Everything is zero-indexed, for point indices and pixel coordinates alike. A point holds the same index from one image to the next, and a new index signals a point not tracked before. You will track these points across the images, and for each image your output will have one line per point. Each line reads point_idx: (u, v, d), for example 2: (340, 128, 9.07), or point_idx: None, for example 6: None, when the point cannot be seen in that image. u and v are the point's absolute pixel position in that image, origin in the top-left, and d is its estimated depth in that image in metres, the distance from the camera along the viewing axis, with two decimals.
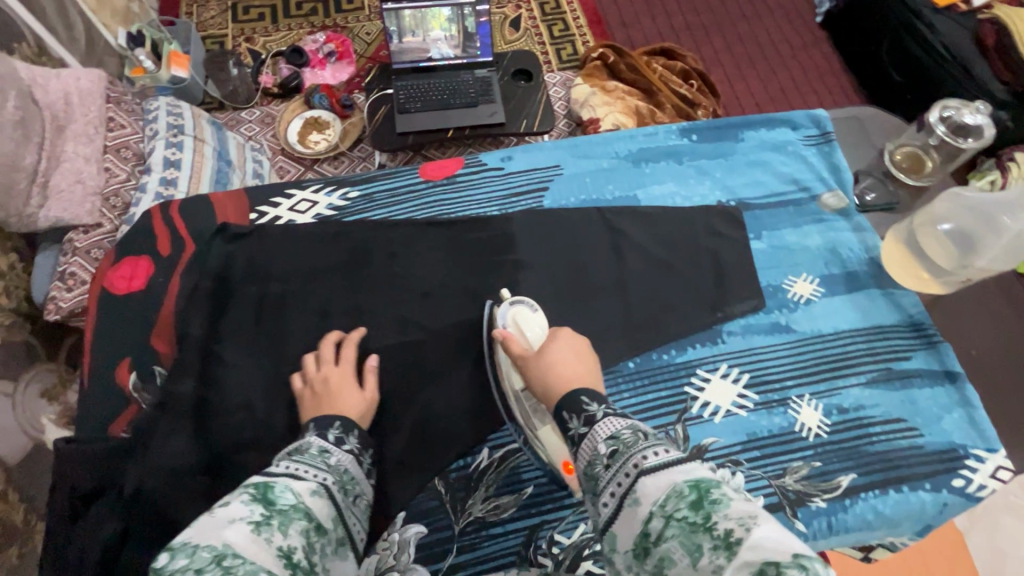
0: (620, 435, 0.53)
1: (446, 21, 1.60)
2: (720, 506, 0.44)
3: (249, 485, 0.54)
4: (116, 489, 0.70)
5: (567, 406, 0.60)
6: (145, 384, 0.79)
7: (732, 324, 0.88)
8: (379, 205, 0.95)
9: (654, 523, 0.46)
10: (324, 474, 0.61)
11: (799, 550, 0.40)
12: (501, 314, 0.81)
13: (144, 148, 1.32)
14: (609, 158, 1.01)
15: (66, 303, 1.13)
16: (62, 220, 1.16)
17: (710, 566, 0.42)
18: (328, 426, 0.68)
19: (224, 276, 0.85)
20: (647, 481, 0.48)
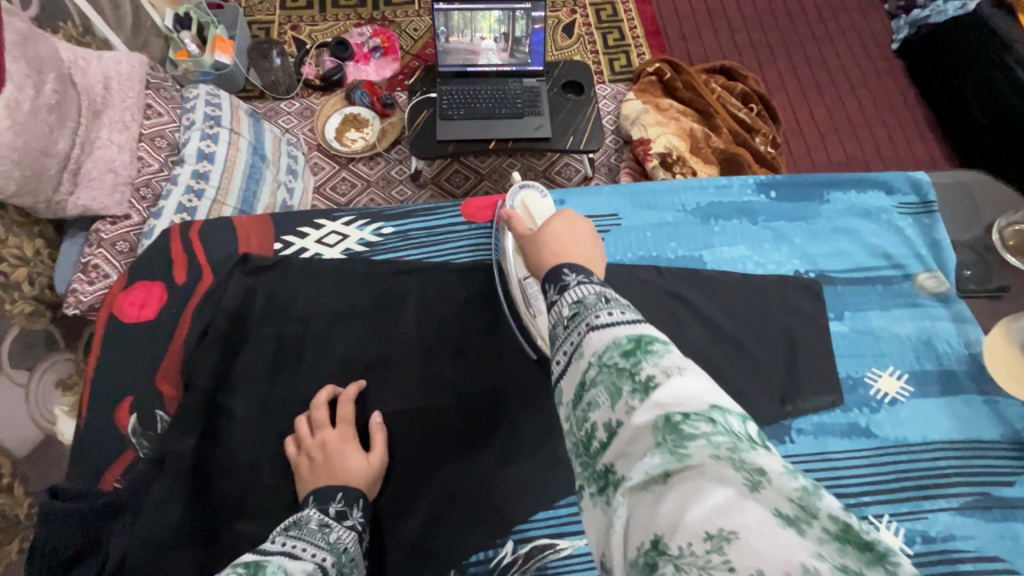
0: (582, 297, 0.45)
1: (496, 22, 1.51)
2: (654, 356, 0.38)
3: (238, 564, 0.45)
4: (101, 554, 0.64)
5: (548, 275, 0.51)
6: (146, 430, 0.72)
7: (802, 421, 0.77)
8: (415, 245, 0.86)
9: (588, 372, 0.40)
10: (323, 553, 0.53)
11: (718, 401, 0.35)
12: (510, 196, 0.83)
13: (180, 138, 1.26)
14: (673, 211, 0.90)
15: (83, 296, 1.06)
16: (88, 210, 1.09)
17: (624, 410, 0.37)
18: (329, 497, 0.62)
19: (241, 315, 0.77)
20: (594, 334, 0.42)
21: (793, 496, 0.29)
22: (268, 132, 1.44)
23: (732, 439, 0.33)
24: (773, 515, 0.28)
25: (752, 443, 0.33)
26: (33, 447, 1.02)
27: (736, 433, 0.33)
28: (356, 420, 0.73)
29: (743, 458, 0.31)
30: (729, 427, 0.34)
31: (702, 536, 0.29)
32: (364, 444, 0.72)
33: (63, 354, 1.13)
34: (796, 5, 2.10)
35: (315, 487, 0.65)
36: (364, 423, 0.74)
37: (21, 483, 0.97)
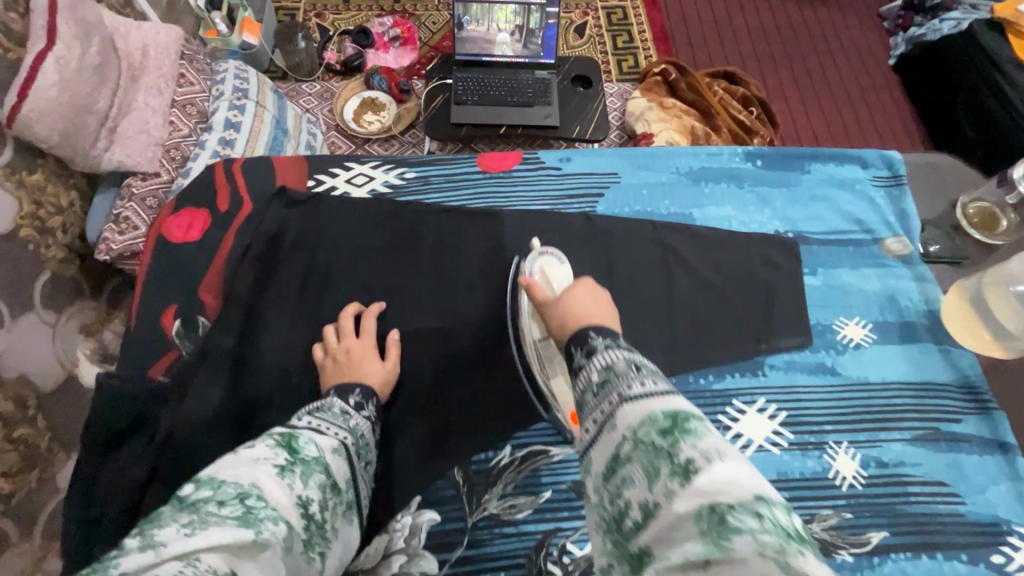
0: (612, 364, 0.51)
1: (512, 14, 1.60)
2: (692, 437, 0.42)
3: (274, 434, 0.55)
4: (149, 430, 0.74)
5: (575, 339, 0.58)
6: (187, 332, 0.81)
7: (774, 358, 0.85)
8: (434, 189, 0.95)
9: (624, 446, 0.44)
10: (344, 434, 0.62)
11: (761, 494, 0.38)
12: (528, 261, 0.86)
13: (208, 107, 1.35)
14: (668, 173, 0.99)
15: (116, 245, 1.13)
16: (121, 166, 1.18)
17: (663, 491, 0.40)
18: (350, 390, 0.70)
19: (276, 239, 0.87)
20: (627, 408, 0.46)
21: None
22: (290, 109, 1.51)
23: (780, 536, 0.35)
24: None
25: (796, 544, 0.35)
26: (58, 383, 1.09)
27: (780, 529, 0.36)
28: (375, 334, 0.82)
29: (791, 562, 0.34)
30: (773, 521, 0.36)
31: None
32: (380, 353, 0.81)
33: (91, 297, 1.21)
34: (798, 18, 2.21)
35: (337, 383, 0.73)
36: (382, 338, 0.83)
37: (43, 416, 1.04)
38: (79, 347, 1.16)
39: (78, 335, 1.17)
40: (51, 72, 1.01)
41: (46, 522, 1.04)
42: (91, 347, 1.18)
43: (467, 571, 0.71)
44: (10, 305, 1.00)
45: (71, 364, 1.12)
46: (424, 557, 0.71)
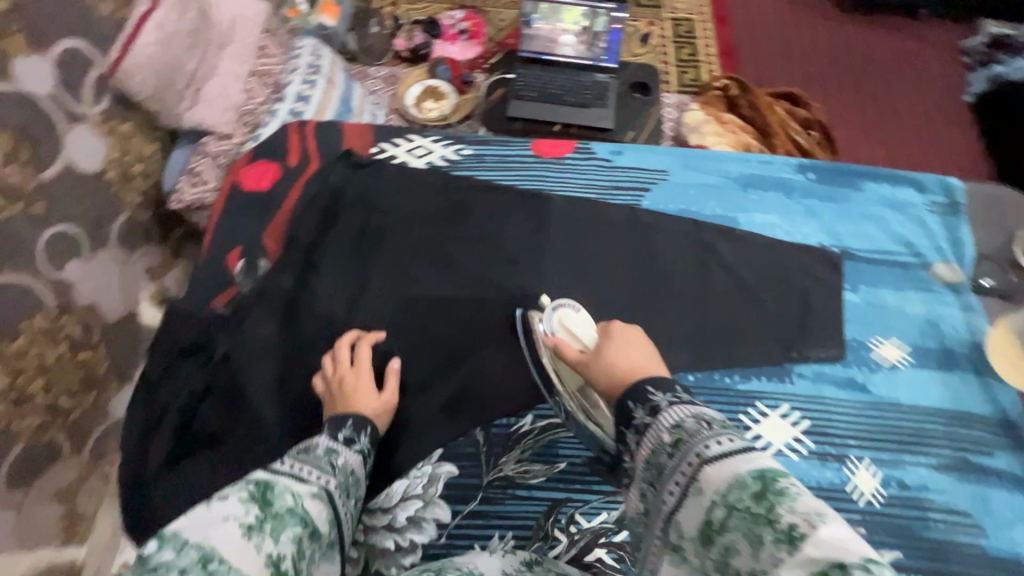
0: (682, 423, 0.50)
1: (580, 16, 1.73)
2: (788, 500, 0.41)
3: (250, 481, 0.50)
4: (206, 352, 0.81)
5: (632, 393, 0.57)
6: (249, 272, 0.88)
7: (804, 367, 0.85)
8: (487, 167, 1.00)
9: (716, 512, 0.44)
10: (329, 479, 0.57)
11: (871, 554, 0.37)
12: (545, 322, 0.81)
13: (283, 79, 1.36)
14: (717, 176, 1.00)
15: (186, 198, 1.24)
16: (202, 125, 1.24)
17: (769, 560, 0.39)
18: (340, 425, 0.66)
19: (337, 196, 0.93)
20: (711, 470, 0.45)
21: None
22: (358, 90, 1.50)
23: None
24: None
25: None
26: (121, 314, 1.19)
27: None
28: (371, 362, 0.80)
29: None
30: None
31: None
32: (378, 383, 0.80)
33: (159, 241, 1.30)
34: (875, 45, 2.13)
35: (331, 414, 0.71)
36: (382, 362, 0.82)
37: (104, 343, 1.14)
38: (142, 288, 1.25)
39: (143, 275, 1.26)
40: (152, 34, 1.13)
41: (94, 441, 1.13)
42: (153, 288, 1.27)
43: (478, 524, 0.75)
44: (91, 239, 1.11)
45: (135, 301, 1.23)
46: (439, 506, 0.76)
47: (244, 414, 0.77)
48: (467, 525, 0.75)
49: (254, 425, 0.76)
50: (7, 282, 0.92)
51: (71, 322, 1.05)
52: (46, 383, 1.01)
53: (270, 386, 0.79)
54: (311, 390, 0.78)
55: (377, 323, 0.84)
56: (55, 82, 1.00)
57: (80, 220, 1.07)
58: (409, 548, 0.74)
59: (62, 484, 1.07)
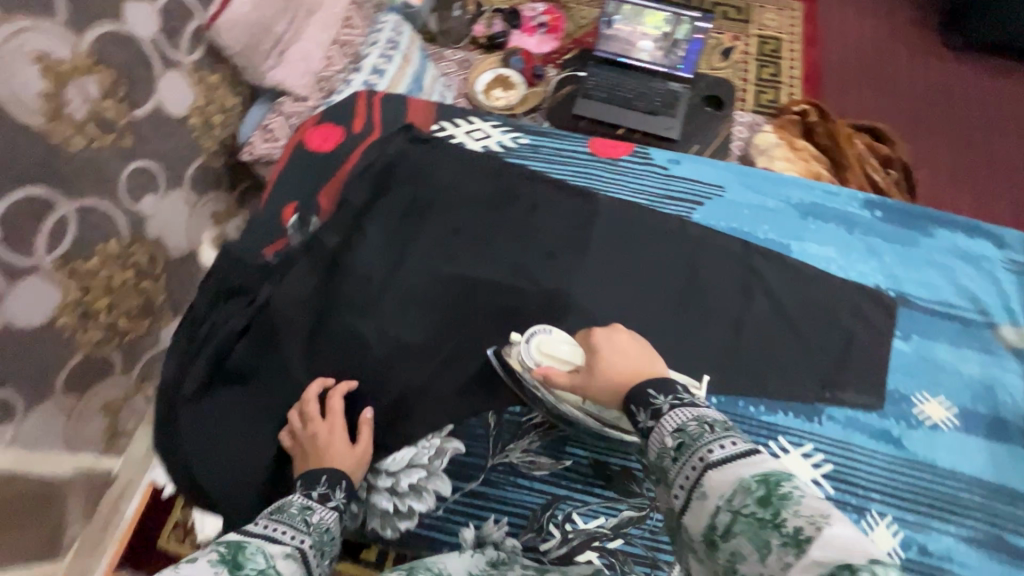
0: (685, 427, 0.53)
1: (662, 21, 1.77)
2: (791, 503, 0.44)
3: (221, 544, 0.52)
4: (249, 296, 0.86)
5: (635, 396, 0.61)
6: (300, 226, 0.93)
7: (836, 410, 0.81)
8: (541, 158, 1.00)
9: (721, 517, 0.47)
10: (304, 538, 0.59)
11: (874, 555, 0.40)
12: (525, 357, 0.77)
13: (363, 51, 1.41)
14: (776, 200, 0.97)
15: (257, 151, 1.29)
16: (281, 85, 1.30)
17: (777, 563, 0.43)
18: (314, 481, 0.68)
19: (393, 167, 0.96)
20: (715, 475, 0.49)
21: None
22: (430, 70, 1.53)
23: None
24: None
25: None
26: (183, 251, 1.27)
27: None
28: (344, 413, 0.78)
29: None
30: None
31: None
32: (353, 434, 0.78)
33: (226, 189, 1.38)
34: (978, 88, 1.98)
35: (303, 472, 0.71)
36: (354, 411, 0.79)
37: (165, 276, 1.22)
38: (205, 230, 1.33)
39: (207, 219, 1.34)
40: None
41: (143, 364, 1.22)
42: (214, 232, 1.35)
43: (475, 504, 0.76)
44: (168, 178, 1.18)
45: (197, 241, 1.31)
46: (441, 479, 0.77)
47: (275, 358, 0.81)
48: (465, 503, 0.76)
49: (284, 372, 0.81)
50: (91, 205, 1.00)
51: (139, 252, 1.13)
52: (110, 304, 1.09)
53: (303, 337, 0.83)
54: (339, 347, 0.82)
55: (410, 294, 0.87)
56: (158, 29, 1.08)
57: (161, 159, 1.15)
58: (407, 513, 0.76)
59: (108, 398, 1.16)
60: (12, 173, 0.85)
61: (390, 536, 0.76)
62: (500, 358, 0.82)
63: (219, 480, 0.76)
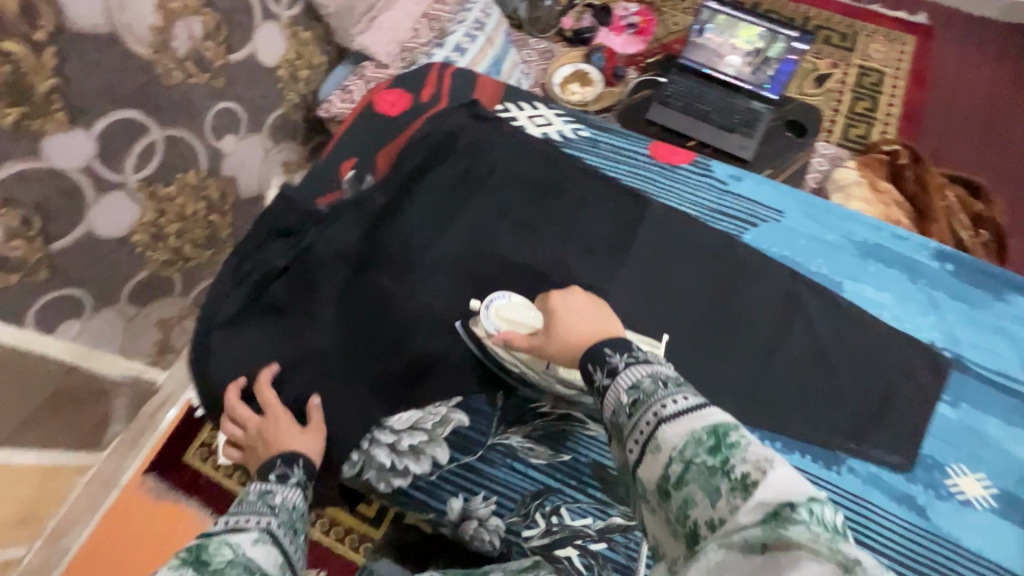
0: (640, 383, 0.53)
1: (755, 36, 1.70)
2: (739, 450, 0.44)
3: (180, 551, 0.51)
4: (295, 238, 0.89)
5: (592, 356, 0.59)
6: (356, 183, 0.97)
7: (859, 463, 0.77)
8: (598, 153, 1.00)
9: (673, 467, 0.46)
10: (268, 518, 0.59)
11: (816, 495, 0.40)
12: (484, 324, 0.78)
13: (449, 28, 1.44)
14: (836, 234, 0.92)
15: (334, 109, 1.34)
16: (366, 50, 1.35)
17: (725, 508, 0.42)
18: (269, 468, 0.69)
19: (452, 140, 0.97)
20: (666, 428, 0.48)
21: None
22: (511, 55, 1.55)
23: (831, 533, 0.37)
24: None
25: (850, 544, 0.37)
26: (251, 192, 1.34)
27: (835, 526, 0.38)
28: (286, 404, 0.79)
29: (843, 550, 0.36)
30: (826, 521, 0.38)
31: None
32: (302, 418, 0.79)
33: (299, 141, 1.45)
34: None
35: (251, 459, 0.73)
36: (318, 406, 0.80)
37: (231, 212, 1.30)
38: (273, 176, 1.40)
39: (278, 166, 1.41)
40: None
41: (199, 291, 1.30)
42: (282, 179, 1.42)
43: (467, 477, 0.78)
44: (250, 123, 1.26)
45: (265, 185, 1.38)
46: (440, 447, 0.79)
47: (307, 301, 0.85)
48: (459, 474, 0.78)
49: (312, 316, 0.84)
50: (177, 135, 1.08)
51: (212, 186, 1.21)
52: (179, 230, 1.18)
53: (337, 287, 0.86)
54: (368, 302, 0.85)
55: (445, 264, 0.88)
56: None
57: (246, 103, 1.22)
58: (401, 472, 0.78)
59: (164, 316, 1.25)
60: (114, 95, 0.93)
61: (382, 490, 0.78)
62: (468, 331, 0.83)
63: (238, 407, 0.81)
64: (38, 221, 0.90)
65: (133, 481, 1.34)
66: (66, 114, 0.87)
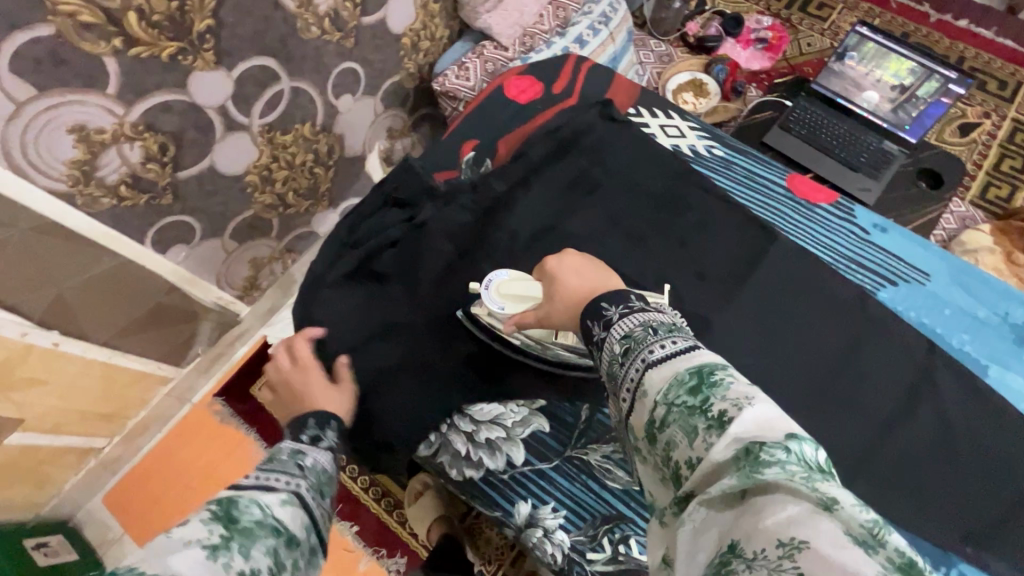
0: (631, 332, 0.50)
1: (906, 70, 1.46)
2: (719, 389, 0.43)
3: (210, 502, 0.48)
4: (408, 211, 0.90)
5: (588, 311, 0.55)
6: (474, 165, 0.96)
7: (970, 570, 0.69)
8: (729, 175, 0.95)
9: (657, 411, 0.44)
10: (298, 482, 0.56)
11: (791, 429, 0.40)
12: (490, 306, 0.75)
13: (573, 18, 1.41)
14: (987, 311, 0.84)
15: (449, 84, 1.30)
16: (490, 30, 1.33)
17: (703, 446, 0.41)
18: (303, 428, 0.68)
19: (576, 137, 0.94)
20: (653, 373, 0.46)
21: (863, 524, 0.34)
22: (630, 55, 1.50)
23: (804, 467, 0.37)
24: (845, 534, 0.33)
25: (823, 477, 0.37)
26: (356, 152, 1.37)
27: (810, 459, 0.38)
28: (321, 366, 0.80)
29: (816, 485, 0.36)
30: (800, 455, 0.38)
31: (775, 542, 0.34)
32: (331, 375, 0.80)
33: (407, 110, 1.46)
34: None
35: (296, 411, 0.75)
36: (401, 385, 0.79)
37: (333, 169, 1.33)
38: (378, 141, 1.42)
39: (384, 132, 1.44)
40: None
41: (291, 237, 1.36)
42: (385, 145, 1.44)
43: (537, 484, 0.76)
44: (368, 85, 1.28)
45: (369, 148, 1.41)
46: (517, 447, 0.78)
47: (408, 274, 0.85)
48: (530, 479, 0.77)
49: (412, 289, 0.84)
50: (302, 87, 1.10)
51: (323, 141, 1.24)
52: (286, 177, 1.22)
53: (440, 266, 0.86)
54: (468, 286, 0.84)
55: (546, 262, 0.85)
56: None
57: (369, 66, 1.24)
58: (473, 463, 0.78)
59: (257, 256, 1.31)
60: (258, 42, 0.96)
61: (453, 477, 0.78)
62: (470, 319, 0.81)
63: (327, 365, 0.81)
64: (171, 149, 0.94)
65: (203, 402, 1.42)
66: (214, 54, 0.91)
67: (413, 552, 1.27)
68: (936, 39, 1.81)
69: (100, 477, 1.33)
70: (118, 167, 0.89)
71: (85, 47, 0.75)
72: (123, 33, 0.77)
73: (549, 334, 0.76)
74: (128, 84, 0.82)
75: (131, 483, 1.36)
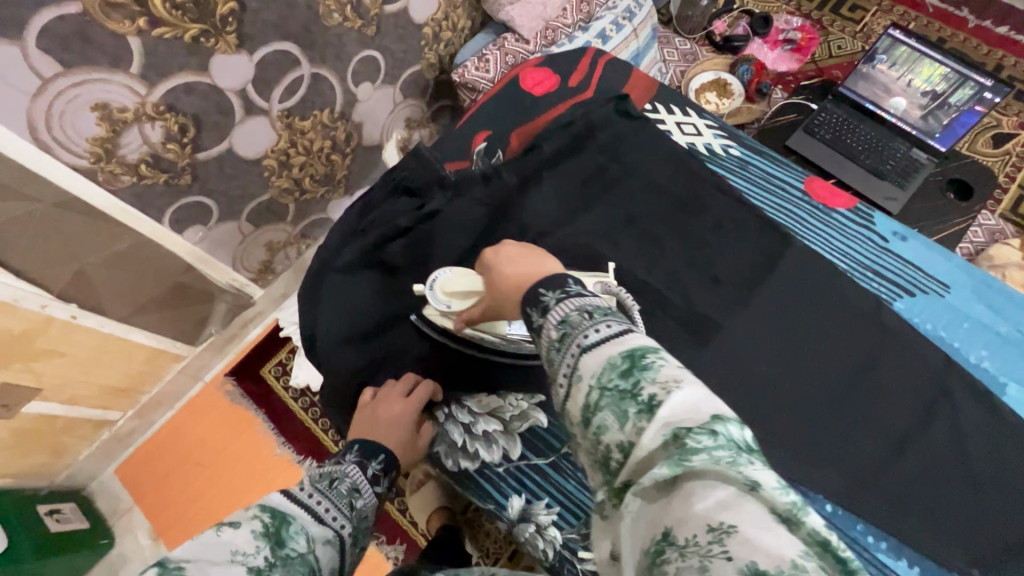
0: (567, 317, 0.47)
1: (939, 76, 1.36)
2: (650, 372, 0.41)
3: (266, 514, 0.50)
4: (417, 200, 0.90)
5: (526, 298, 0.52)
6: (486, 156, 0.95)
7: None
8: (745, 176, 0.93)
9: (591, 397, 0.42)
10: (344, 522, 0.57)
11: (718, 410, 0.39)
12: (436, 305, 0.74)
13: (596, 13, 1.39)
14: (1010, 326, 0.82)
15: (468, 76, 1.29)
16: (512, 22, 1.32)
17: (633, 431, 0.39)
18: (374, 455, 0.69)
19: (591, 132, 0.93)
20: (587, 358, 0.44)
21: (784, 502, 0.34)
22: (652, 52, 1.48)
23: (731, 450, 0.36)
24: (768, 514, 0.34)
25: (749, 457, 0.36)
26: (373, 141, 1.38)
27: (736, 439, 0.37)
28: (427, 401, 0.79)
29: (741, 466, 0.36)
30: (728, 436, 0.37)
31: (706, 527, 0.34)
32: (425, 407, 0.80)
33: (426, 101, 1.46)
34: None
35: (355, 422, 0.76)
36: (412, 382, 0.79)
37: (351, 157, 1.34)
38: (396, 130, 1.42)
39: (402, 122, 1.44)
40: None
41: (307, 223, 1.37)
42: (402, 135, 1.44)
43: (534, 478, 0.76)
44: (388, 74, 1.28)
45: (387, 137, 1.41)
46: (513, 441, 0.77)
47: (415, 263, 0.85)
48: (526, 473, 0.76)
49: (419, 279, 0.84)
50: (322, 74, 1.10)
51: (341, 128, 1.25)
52: (303, 163, 1.22)
53: (448, 257, 0.85)
54: None
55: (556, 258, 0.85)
56: None
57: (389, 55, 1.24)
58: (469, 455, 0.78)
59: (272, 240, 1.32)
60: (281, 28, 0.97)
61: (449, 467, 0.78)
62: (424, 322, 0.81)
63: (332, 350, 0.82)
64: (192, 131, 0.95)
65: (213, 381, 1.44)
66: (236, 38, 0.91)
67: (412, 540, 1.28)
68: (973, 46, 1.75)
69: (114, 450, 1.37)
70: (140, 147, 0.89)
71: (111, 26, 0.76)
72: (148, 14, 0.78)
73: (498, 326, 0.73)
74: (151, 65, 0.83)
75: (143, 457, 1.39)
